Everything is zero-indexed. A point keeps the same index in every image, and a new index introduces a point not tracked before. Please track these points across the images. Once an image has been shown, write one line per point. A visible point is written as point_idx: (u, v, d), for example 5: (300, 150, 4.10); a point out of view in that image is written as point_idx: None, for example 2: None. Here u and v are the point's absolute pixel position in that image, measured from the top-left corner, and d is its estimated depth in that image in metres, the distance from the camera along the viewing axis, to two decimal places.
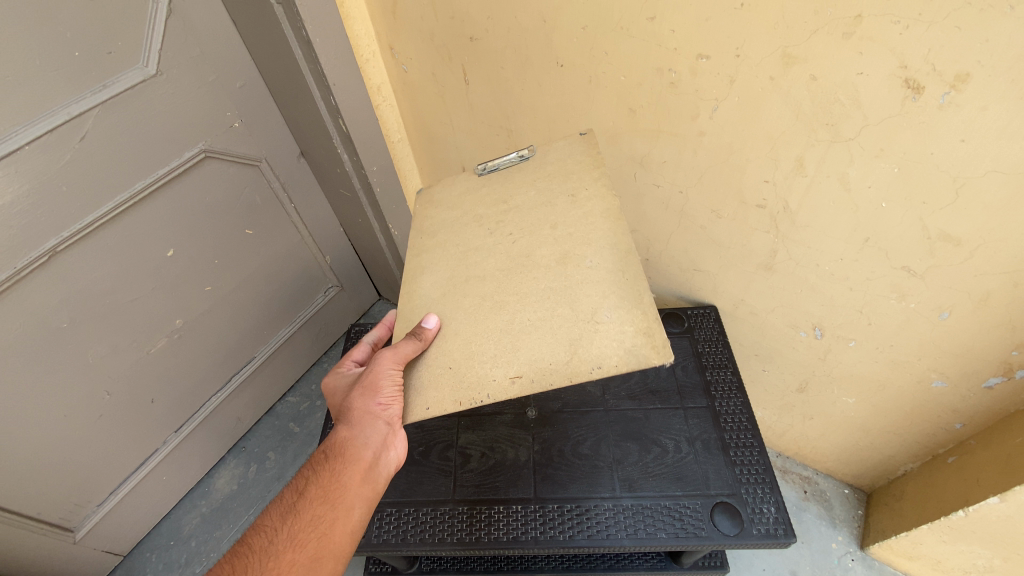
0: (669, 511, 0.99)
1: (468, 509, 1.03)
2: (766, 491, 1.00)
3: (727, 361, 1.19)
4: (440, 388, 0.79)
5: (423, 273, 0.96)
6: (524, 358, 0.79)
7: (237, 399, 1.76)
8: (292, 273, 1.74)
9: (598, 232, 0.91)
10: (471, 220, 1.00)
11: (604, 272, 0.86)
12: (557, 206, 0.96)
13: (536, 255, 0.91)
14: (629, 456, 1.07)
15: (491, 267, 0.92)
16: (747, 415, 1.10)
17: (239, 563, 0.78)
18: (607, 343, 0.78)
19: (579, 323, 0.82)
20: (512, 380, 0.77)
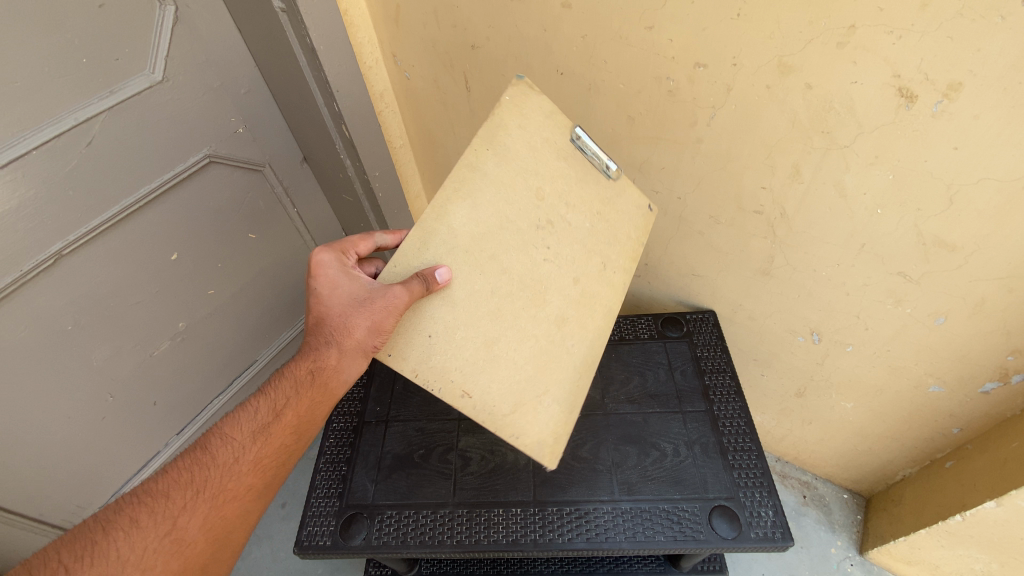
0: (668, 515, 1.00)
1: (468, 512, 1.03)
2: (764, 495, 1.01)
3: (726, 365, 1.19)
4: (412, 348, 0.85)
5: (464, 201, 0.83)
6: (481, 383, 0.86)
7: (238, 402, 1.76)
8: (294, 276, 1.75)
9: (594, 318, 0.95)
10: (535, 187, 0.87)
11: (572, 359, 0.92)
12: (587, 262, 0.94)
13: (547, 293, 0.90)
14: (628, 460, 1.07)
15: (513, 265, 0.87)
16: (745, 419, 1.10)
17: (203, 474, 0.78)
18: (534, 423, 0.88)
19: (530, 391, 0.89)
20: (460, 394, 0.85)
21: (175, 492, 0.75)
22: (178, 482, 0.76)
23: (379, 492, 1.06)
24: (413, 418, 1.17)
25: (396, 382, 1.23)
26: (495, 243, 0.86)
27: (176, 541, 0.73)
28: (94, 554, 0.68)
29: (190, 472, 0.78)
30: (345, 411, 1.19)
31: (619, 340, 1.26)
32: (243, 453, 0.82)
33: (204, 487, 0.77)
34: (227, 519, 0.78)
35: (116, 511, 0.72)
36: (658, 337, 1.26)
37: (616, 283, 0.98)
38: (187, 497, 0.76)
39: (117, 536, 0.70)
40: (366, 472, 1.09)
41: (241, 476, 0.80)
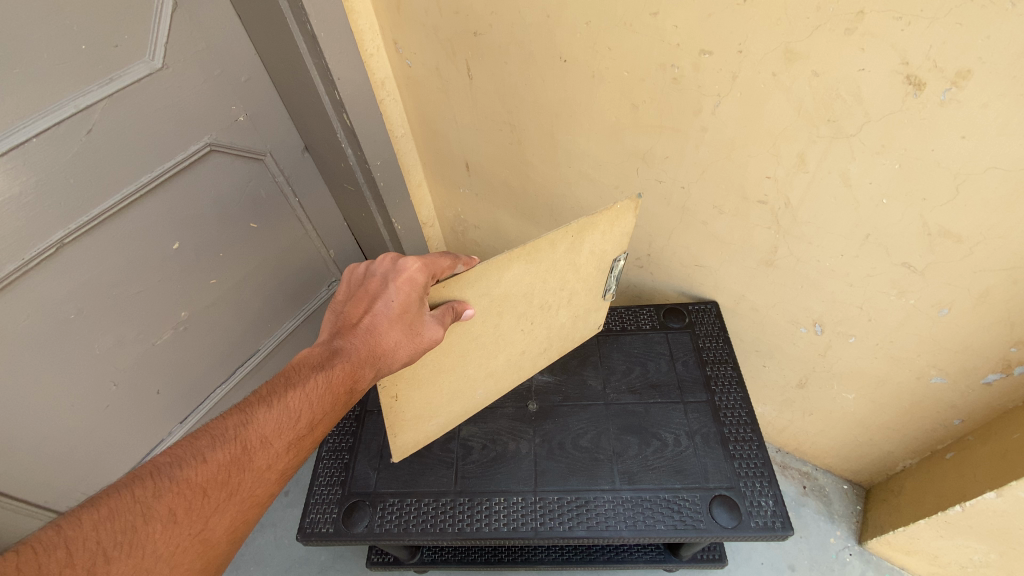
0: (668, 504, 1.00)
1: (469, 501, 1.04)
2: (764, 485, 1.01)
3: (727, 357, 1.19)
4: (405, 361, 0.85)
5: (522, 263, 0.88)
6: (413, 393, 0.92)
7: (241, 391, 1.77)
8: (296, 266, 1.75)
9: (506, 375, 1.08)
10: (560, 281, 0.98)
11: (473, 397, 1.05)
12: (533, 344, 1.07)
13: (496, 351, 1.00)
14: (630, 450, 1.07)
15: (501, 325, 0.96)
16: (746, 410, 1.11)
17: (239, 476, 0.70)
18: (420, 427, 0.99)
19: (434, 408, 0.99)
20: (392, 396, 0.90)
21: (211, 490, 0.67)
22: (216, 480, 0.68)
23: (382, 480, 1.07)
24: None
25: None
26: (507, 305, 0.93)
27: (202, 544, 0.65)
28: (130, 545, 0.59)
29: (227, 471, 0.69)
30: None
31: (620, 331, 1.26)
32: (278, 463, 0.74)
33: (237, 489, 0.70)
34: (248, 531, 0.71)
35: (155, 497, 0.63)
36: (660, 328, 1.25)
37: (540, 357, 1.12)
38: (219, 500, 0.68)
39: (152, 530, 0.61)
40: (368, 461, 1.09)
41: (271, 486, 0.73)
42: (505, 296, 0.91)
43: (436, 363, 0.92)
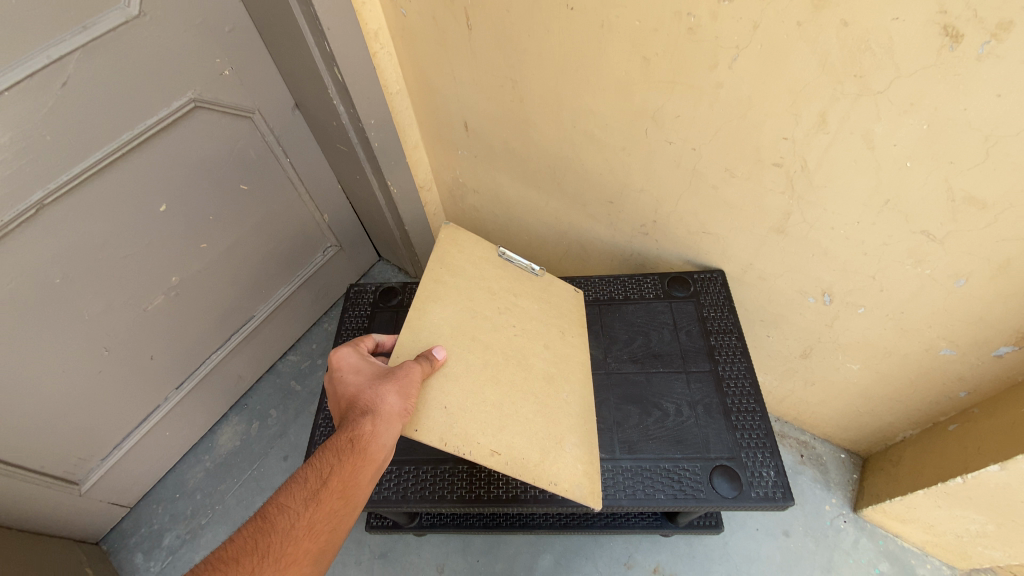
0: (668, 473, 0.99)
1: (468, 469, 1.03)
2: (765, 455, 1.00)
3: (732, 326, 1.16)
4: (432, 422, 0.88)
5: (431, 303, 1.03)
6: (504, 440, 0.90)
7: (238, 358, 1.75)
8: (290, 231, 1.70)
9: (573, 372, 1.04)
10: (485, 287, 1.10)
11: (570, 413, 0.99)
12: (548, 331, 1.09)
13: (529, 359, 1.02)
14: (631, 419, 1.05)
15: (490, 338, 1.01)
16: (750, 380, 1.08)
17: (265, 541, 0.71)
18: (566, 467, 0.91)
19: (547, 441, 0.93)
20: (491, 452, 0.88)
21: (242, 558, 0.68)
22: (244, 550, 0.69)
23: None
24: None
25: None
26: (472, 326, 1.02)
27: None
28: None
29: (253, 538, 0.71)
30: None
31: (623, 299, 1.22)
32: (302, 518, 0.74)
33: (268, 552, 0.70)
34: None
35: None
36: (664, 296, 1.21)
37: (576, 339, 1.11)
38: (253, 564, 0.68)
39: None
40: None
41: (302, 541, 0.72)
42: (468, 322, 1.02)
43: (492, 403, 0.93)
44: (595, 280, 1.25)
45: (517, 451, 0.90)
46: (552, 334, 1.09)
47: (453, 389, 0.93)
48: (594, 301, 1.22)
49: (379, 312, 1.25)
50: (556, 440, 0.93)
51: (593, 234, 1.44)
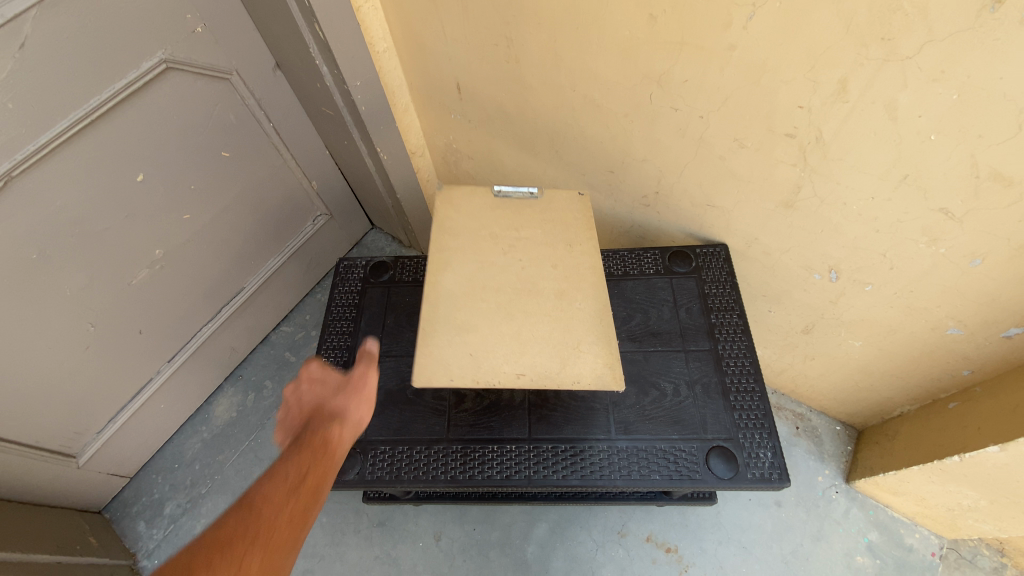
0: (664, 454, 0.98)
1: (462, 449, 1.01)
2: (763, 436, 0.98)
3: (735, 304, 1.12)
4: (462, 368, 0.91)
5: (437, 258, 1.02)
6: (528, 360, 0.92)
7: (229, 330, 1.72)
8: (276, 199, 1.63)
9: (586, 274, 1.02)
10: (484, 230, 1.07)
11: (586, 316, 0.97)
12: (557, 245, 1.06)
13: (537, 277, 1.01)
14: (628, 399, 1.03)
15: (499, 273, 1.02)
16: (752, 360, 1.05)
17: (253, 529, 0.69)
18: (586, 366, 0.92)
19: (565, 347, 0.94)
20: (519, 374, 0.91)
21: (232, 547, 0.66)
22: (233, 540, 0.67)
23: (373, 428, 1.04)
24: (406, 354, 1.12)
25: (389, 316, 1.17)
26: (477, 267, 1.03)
27: None
28: None
29: (241, 528, 0.69)
30: (335, 345, 1.14)
31: (622, 275, 1.17)
32: (286, 507, 0.73)
33: (259, 540, 0.68)
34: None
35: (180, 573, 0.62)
36: (665, 272, 1.17)
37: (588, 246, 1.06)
38: (243, 552, 0.66)
39: None
40: None
41: (291, 526, 0.71)
42: (473, 265, 1.03)
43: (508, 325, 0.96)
44: (593, 254, 1.20)
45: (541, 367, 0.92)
46: (560, 248, 1.06)
47: (464, 322, 0.96)
48: None
49: (370, 288, 1.21)
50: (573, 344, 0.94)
51: (592, 204, 1.38)
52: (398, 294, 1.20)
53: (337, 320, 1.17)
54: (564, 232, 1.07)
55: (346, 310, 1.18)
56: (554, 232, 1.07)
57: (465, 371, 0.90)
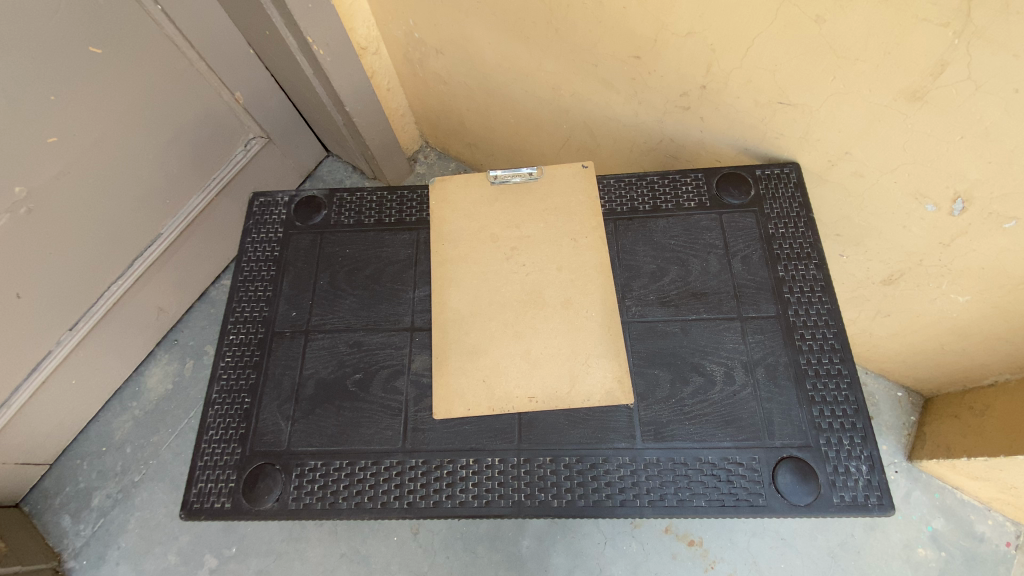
0: (713, 470, 0.68)
1: (423, 464, 0.71)
2: (856, 443, 0.68)
3: (811, 250, 0.78)
4: (468, 400, 0.71)
5: (413, 297, 0.80)
6: (533, 377, 0.71)
7: (149, 287, 1.38)
8: (186, 117, 1.23)
9: (595, 260, 0.77)
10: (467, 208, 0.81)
11: (598, 322, 0.74)
12: (558, 223, 0.80)
13: (533, 265, 0.77)
14: (659, 390, 0.71)
15: (489, 261, 0.78)
16: (838, 331, 0.73)
17: None
18: (598, 384, 0.71)
19: (573, 360, 0.72)
20: (528, 398, 0.71)
21: None
22: None
23: (297, 436, 0.74)
24: (345, 328, 0.79)
25: (321, 274, 0.83)
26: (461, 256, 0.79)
27: None
28: None
29: None
30: (246, 318, 0.81)
31: (651, 211, 0.82)
32: None
33: None
34: None
35: None
36: (711, 205, 0.82)
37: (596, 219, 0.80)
38: None
39: None
40: (278, 407, 0.75)
41: None
42: (455, 256, 0.79)
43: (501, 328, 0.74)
44: (608, 182, 0.85)
45: (549, 387, 0.71)
46: (563, 229, 0.80)
47: (467, 334, 0.75)
48: (607, 214, 0.82)
49: (295, 235, 0.86)
50: (579, 358, 0.72)
51: (606, 112, 1.00)
52: (334, 242, 0.85)
53: (249, 281, 0.84)
54: (585, 192, 0.82)
55: (262, 267, 0.84)
56: (570, 199, 0.81)
57: (475, 400, 0.71)
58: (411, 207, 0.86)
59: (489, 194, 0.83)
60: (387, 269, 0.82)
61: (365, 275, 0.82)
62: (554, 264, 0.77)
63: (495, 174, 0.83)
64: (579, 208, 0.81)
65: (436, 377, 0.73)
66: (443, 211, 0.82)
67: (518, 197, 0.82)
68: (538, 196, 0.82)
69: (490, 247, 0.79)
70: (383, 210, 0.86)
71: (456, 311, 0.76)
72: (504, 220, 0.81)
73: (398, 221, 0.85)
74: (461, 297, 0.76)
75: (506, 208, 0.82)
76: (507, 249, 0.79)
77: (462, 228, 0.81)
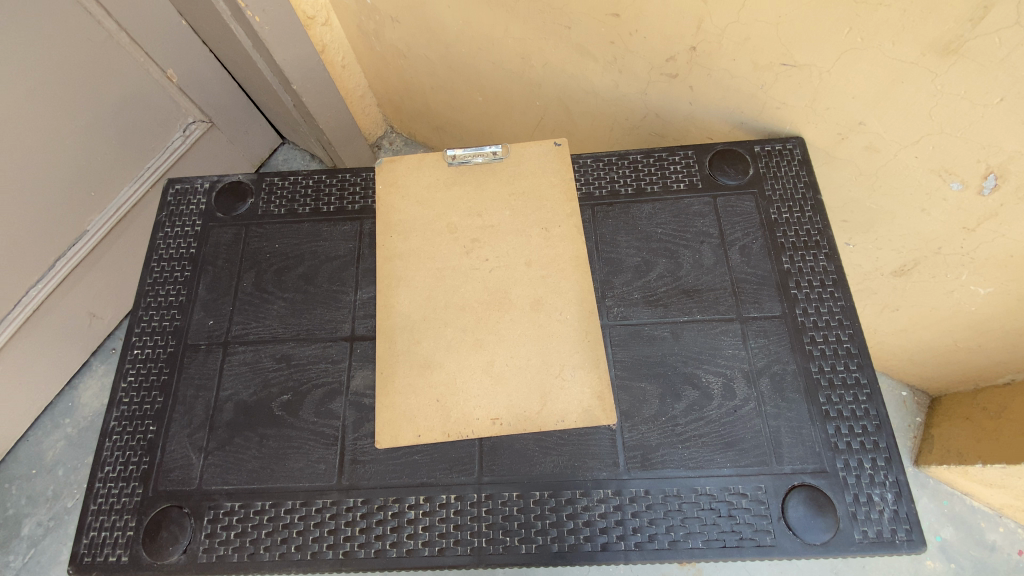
0: (712, 504, 0.56)
1: (362, 504, 0.58)
2: (879, 467, 0.57)
3: (821, 237, 0.67)
4: (420, 422, 0.59)
5: (355, 300, 0.67)
6: (498, 395, 0.59)
7: (77, 292, 1.21)
8: (108, 96, 1.08)
9: (570, 253, 0.65)
10: (420, 193, 0.69)
11: (574, 327, 0.62)
12: (526, 210, 0.68)
13: (498, 260, 0.65)
14: (646, 408, 0.60)
15: (445, 255, 0.66)
16: (854, 332, 0.62)
17: None
18: (575, 402, 0.59)
19: (545, 373, 0.60)
20: (492, 421, 0.58)
21: None
22: None
23: (211, 471, 0.61)
24: (272, 339, 0.66)
25: (244, 275, 0.69)
26: (412, 251, 0.66)
27: None
28: None
29: None
30: (153, 328, 0.68)
31: (634, 194, 0.70)
32: None
33: None
34: None
35: None
36: (704, 187, 0.70)
37: (571, 205, 0.68)
38: None
39: None
40: (190, 438, 0.62)
41: None
42: (405, 250, 0.66)
43: (459, 337, 0.62)
44: (584, 163, 0.72)
45: (518, 406, 0.59)
46: (533, 216, 0.67)
47: (419, 344, 0.62)
48: (584, 199, 0.70)
49: (215, 228, 0.73)
50: (552, 371, 0.60)
51: (582, 84, 0.88)
52: (261, 237, 0.72)
53: (159, 284, 0.70)
54: (559, 174, 0.69)
55: (174, 268, 0.71)
56: (540, 181, 0.69)
57: (427, 424, 0.59)
58: (352, 193, 0.73)
59: (445, 176, 0.70)
60: (322, 268, 0.69)
61: (296, 275, 0.69)
62: (522, 258, 0.65)
63: (453, 154, 0.70)
64: (551, 191, 0.68)
65: (379, 398, 0.60)
66: (391, 198, 0.69)
67: (479, 179, 0.70)
68: (502, 178, 0.69)
69: (446, 240, 0.67)
70: (320, 197, 0.73)
71: (405, 317, 0.63)
72: (463, 208, 0.68)
73: (337, 210, 0.72)
74: (413, 299, 0.64)
75: (466, 193, 0.69)
76: (467, 242, 0.67)
77: (413, 217, 0.68)
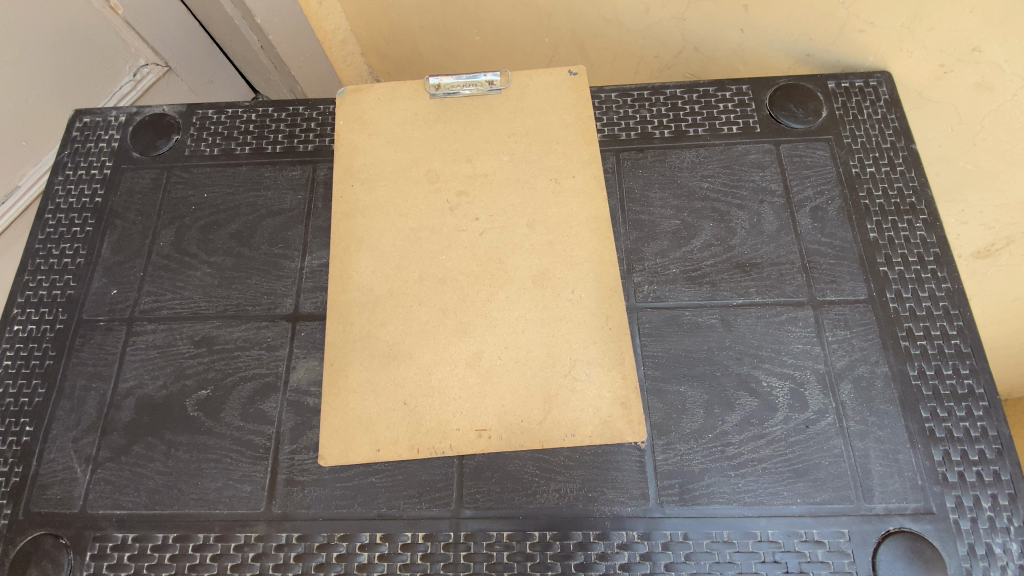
0: (776, 556, 0.41)
1: (299, 542, 0.43)
2: (1000, 508, 0.42)
3: (917, 199, 0.51)
4: (381, 431, 0.44)
5: (302, 268, 0.51)
6: (488, 398, 0.44)
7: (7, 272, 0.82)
8: (24, 9, 0.75)
9: (589, 212, 0.49)
10: (393, 131, 0.53)
11: (591, 310, 0.46)
12: (531, 156, 0.51)
13: (491, 220, 0.49)
14: (686, 421, 0.44)
15: (423, 212, 0.50)
16: (965, 325, 0.46)
17: None
18: (592, 409, 0.43)
19: (551, 370, 0.44)
20: (477, 434, 0.43)
21: None
22: None
23: (100, 490, 0.45)
24: (192, 317, 0.50)
25: (162, 233, 0.53)
26: (380, 205, 0.50)
27: None
28: None
29: None
30: (40, 299, 0.52)
31: (672, 138, 0.54)
32: None
33: None
34: None
35: None
36: (763, 131, 0.54)
37: (589, 151, 0.51)
38: None
39: None
40: (77, 444, 0.47)
41: None
42: (370, 204, 0.50)
43: (438, 318, 0.46)
44: (608, 98, 0.56)
45: (513, 414, 0.43)
46: (540, 163, 0.51)
47: (383, 327, 0.46)
48: (607, 143, 0.54)
49: (130, 172, 0.56)
50: (561, 369, 0.44)
51: (603, 11, 0.68)
52: (186, 184, 0.55)
53: (53, 242, 0.54)
54: (575, 111, 0.53)
55: (74, 221, 0.55)
56: (550, 118, 0.53)
57: (390, 436, 0.43)
58: (306, 131, 0.56)
59: (426, 110, 0.53)
60: (262, 225, 0.53)
61: (228, 234, 0.53)
62: (524, 217, 0.49)
63: (437, 82, 0.54)
64: (564, 133, 0.52)
65: (326, 398, 0.45)
66: (355, 136, 0.53)
67: (469, 116, 0.53)
68: (500, 114, 0.53)
69: (424, 192, 0.50)
70: (264, 135, 0.57)
71: (367, 292, 0.47)
72: (449, 151, 0.52)
73: (285, 152, 0.56)
74: (379, 268, 0.48)
75: (452, 133, 0.53)
76: (451, 195, 0.50)
77: (382, 161, 0.52)
